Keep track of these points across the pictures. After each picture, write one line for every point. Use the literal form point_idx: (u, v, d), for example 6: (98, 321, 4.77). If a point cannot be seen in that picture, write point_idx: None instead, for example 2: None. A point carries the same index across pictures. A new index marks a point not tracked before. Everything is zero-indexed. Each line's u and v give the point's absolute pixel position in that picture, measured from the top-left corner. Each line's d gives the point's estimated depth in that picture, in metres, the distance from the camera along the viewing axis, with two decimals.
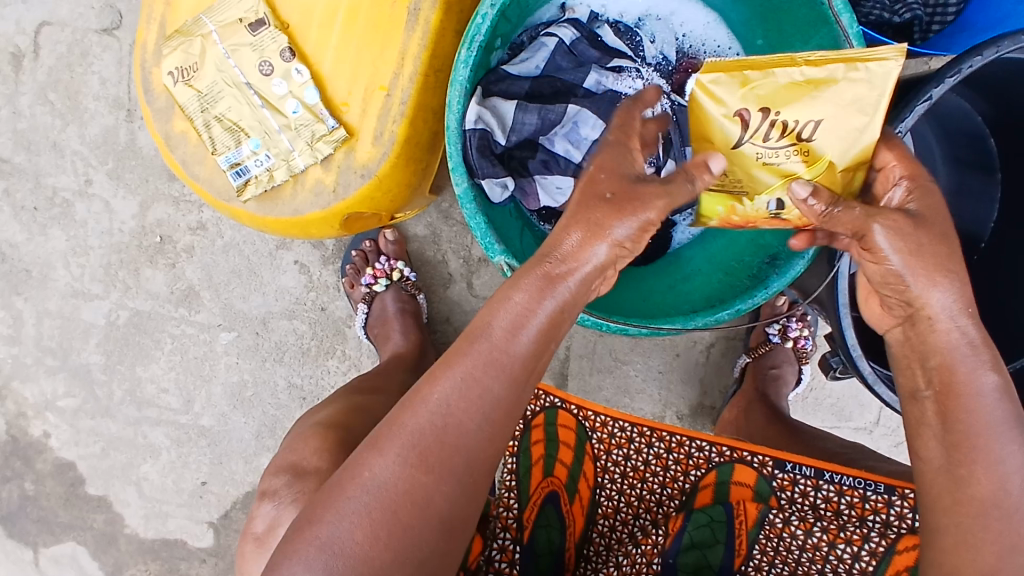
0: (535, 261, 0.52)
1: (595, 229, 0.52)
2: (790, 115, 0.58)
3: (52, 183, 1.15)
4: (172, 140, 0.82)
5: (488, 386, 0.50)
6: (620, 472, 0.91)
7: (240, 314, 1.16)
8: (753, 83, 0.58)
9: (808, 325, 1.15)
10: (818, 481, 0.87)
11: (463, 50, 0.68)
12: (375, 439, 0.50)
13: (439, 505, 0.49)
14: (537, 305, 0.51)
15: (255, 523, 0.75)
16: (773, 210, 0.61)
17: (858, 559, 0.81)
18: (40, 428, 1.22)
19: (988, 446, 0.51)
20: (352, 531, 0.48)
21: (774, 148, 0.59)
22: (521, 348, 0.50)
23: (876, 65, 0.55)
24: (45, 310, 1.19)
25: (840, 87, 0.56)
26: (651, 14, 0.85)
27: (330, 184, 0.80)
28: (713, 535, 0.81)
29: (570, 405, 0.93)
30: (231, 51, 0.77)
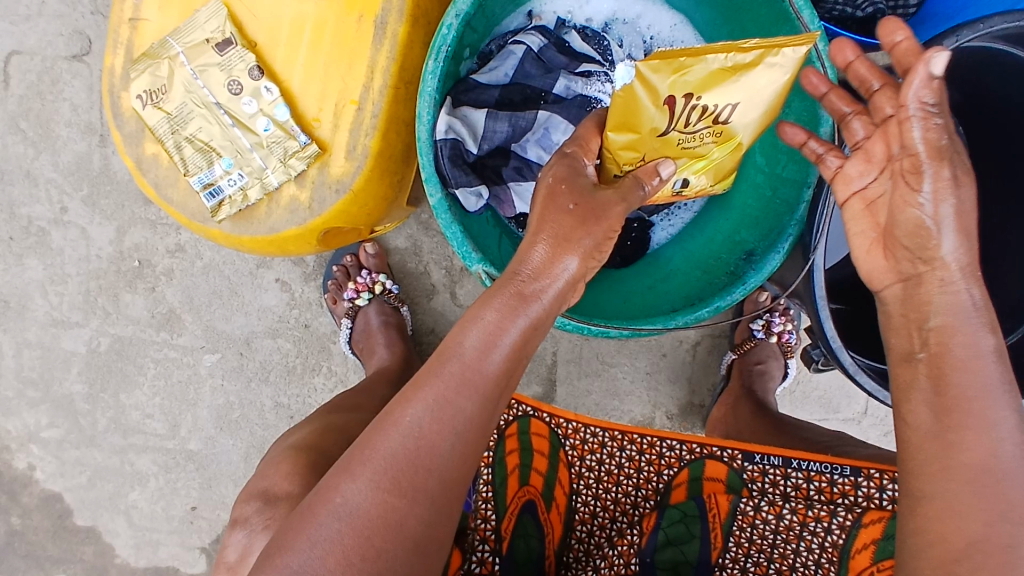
0: (507, 279, 0.53)
1: (562, 240, 0.53)
2: (711, 99, 0.56)
3: (27, 213, 1.14)
4: (144, 163, 0.81)
5: (460, 406, 0.50)
6: (594, 478, 0.92)
7: (223, 335, 1.15)
8: (679, 71, 0.55)
9: (791, 320, 1.15)
10: (787, 469, 0.89)
11: (430, 61, 0.68)
12: (346, 465, 0.50)
13: (413, 528, 0.49)
14: (509, 324, 0.51)
15: (227, 552, 0.74)
16: (679, 187, 0.64)
17: (829, 533, 0.81)
18: (24, 460, 1.20)
19: (979, 410, 0.52)
20: (322, 559, 0.47)
21: (694, 132, 0.59)
22: (492, 366, 0.51)
23: (794, 55, 0.52)
24: (24, 341, 1.18)
25: (761, 76, 0.54)
26: (617, 18, 0.85)
27: (306, 201, 0.79)
28: (687, 530, 0.82)
29: (542, 412, 0.95)
30: (199, 71, 0.77)
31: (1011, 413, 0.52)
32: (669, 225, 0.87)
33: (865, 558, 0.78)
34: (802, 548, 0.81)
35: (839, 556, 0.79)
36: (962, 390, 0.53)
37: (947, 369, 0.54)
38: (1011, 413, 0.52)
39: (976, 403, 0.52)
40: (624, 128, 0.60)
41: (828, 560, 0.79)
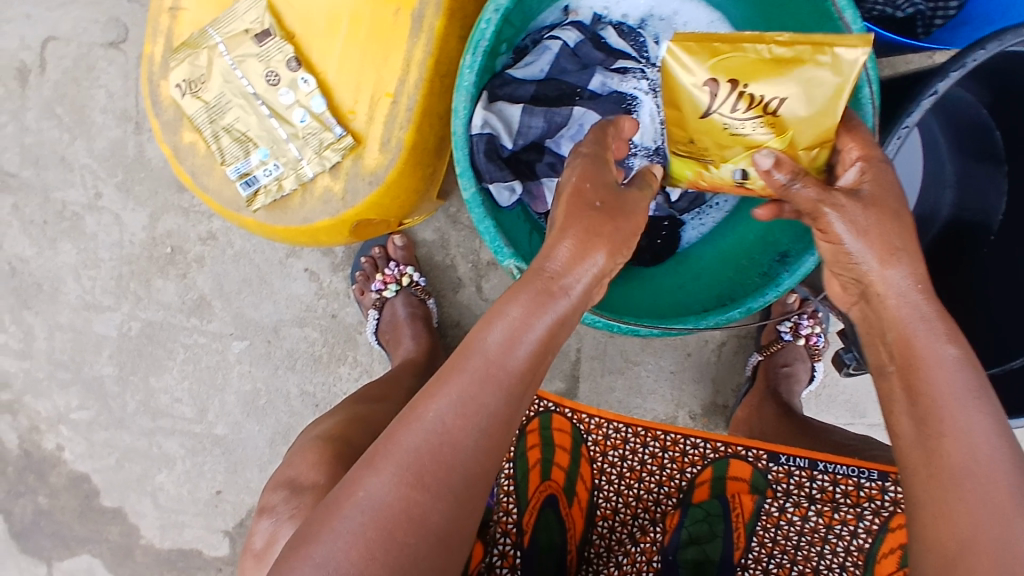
0: (534, 274, 0.53)
1: (588, 238, 0.53)
2: (757, 89, 0.61)
3: (61, 197, 1.16)
4: (180, 151, 0.82)
5: (485, 402, 0.50)
6: (616, 473, 0.92)
7: (252, 322, 1.17)
8: (721, 55, 0.61)
9: (820, 322, 1.14)
10: (813, 471, 0.88)
11: (468, 55, 0.68)
12: (370, 458, 0.51)
13: (437, 522, 0.49)
14: (534, 320, 0.51)
15: (254, 540, 0.75)
16: (738, 178, 0.67)
17: (855, 536, 0.82)
18: (53, 441, 1.23)
19: (951, 414, 0.52)
20: (346, 552, 0.48)
21: (741, 120, 0.63)
22: (517, 361, 0.51)
23: (839, 52, 0.57)
24: (56, 324, 1.20)
25: (805, 71, 0.59)
26: (654, 14, 0.84)
27: (339, 192, 0.80)
28: (710, 529, 0.83)
29: (564, 407, 0.95)
30: (238, 62, 0.78)
31: (984, 418, 0.52)
32: (700, 224, 0.87)
33: (891, 563, 0.79)
34: (827, 551, 0.81)
35: (864, 558, 0.81)
36: (932, 398, 0.53)
37: (919, 374, 0.54)
38: (986, 417, 0.52)
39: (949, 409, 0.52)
40: (670, 107, 0.66)
41: (853, 563, 0.80)
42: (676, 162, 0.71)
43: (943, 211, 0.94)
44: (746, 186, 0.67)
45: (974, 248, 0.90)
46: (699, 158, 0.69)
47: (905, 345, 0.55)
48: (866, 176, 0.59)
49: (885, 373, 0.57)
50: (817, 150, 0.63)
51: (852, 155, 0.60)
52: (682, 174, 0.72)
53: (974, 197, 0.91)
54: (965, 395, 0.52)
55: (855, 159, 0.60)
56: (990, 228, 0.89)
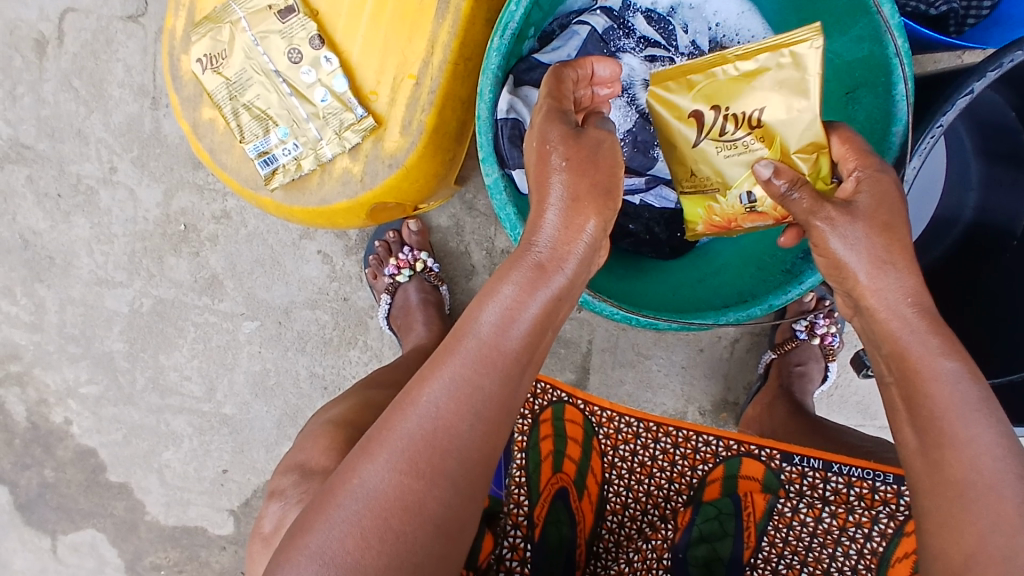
0: (524, 253, 0.52)
1: (574, 204, 0.52)
2: (738, 107, 0.65)
3: (76, 170, 1.16)
4: (200, 128, 0.81)
5: (480, 385, 0.49)
6: (627, 468, 0.91)
7: (263, 303, 1.16)
8: (697, 85, 0.66)
9: (836, 322, 1.12)
10: (827, 473, 0.87)
11: (496, 38, 0.66)
12: (365, 446, 0.50)
13: (433, 510, 0.48)
14: (528, 298, 0.50)
15: (263, 523, 0.75)
16: (746, 203, 0.66)
17: (870, 539, 0.81)
18: (61, 415, 1.23)
19: (949, 428, 0.50)
20: (342, 540, 0.47)
21: (732, 141, 0.66)
22: (512, 342, 0.50)
23: (796, 47, 0.61)
24: (68, 298, 1.20)
25: (773, 75, 0.63)
26: (683, 3, 0.82)
27: (358, 174, 0.79)
28: (721, 527, 0.83)
29: (577, 399, 0.94)
30: (260, 38, 0.76)
31: (985, 429, 0.49)
32: None
33: (905, 567, 0.78)
34: (839, 553, 0.81)
35: (878, 561, 0.80)
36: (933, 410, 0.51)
37: (923, 386, 0.52)
38: (985, 428, 0.49)
39: (956, 419, 0.50)
40: (667, 145, 0.70)
41: (865, 566, 0.80)
42: (687, 202, 0.71)
43: (967, 212, 0.91)
44: (757, 210, 0.66)
45: (995, 255, 0.87)
46: (704, 190, 0.69)
47: (900, 358, 0.53)
48: (862, 185, 0.57)
49: (885, 384, 0.56)
50: (817, 156, 0.62)
51: (849, 168, 0.59)
52: (695, 215, 0.71)
53: (997, 202, 0.88)
54: (964, 407, 0.50)
55: (853, 170, 0.59)
56: (1014, 232, 0.86)
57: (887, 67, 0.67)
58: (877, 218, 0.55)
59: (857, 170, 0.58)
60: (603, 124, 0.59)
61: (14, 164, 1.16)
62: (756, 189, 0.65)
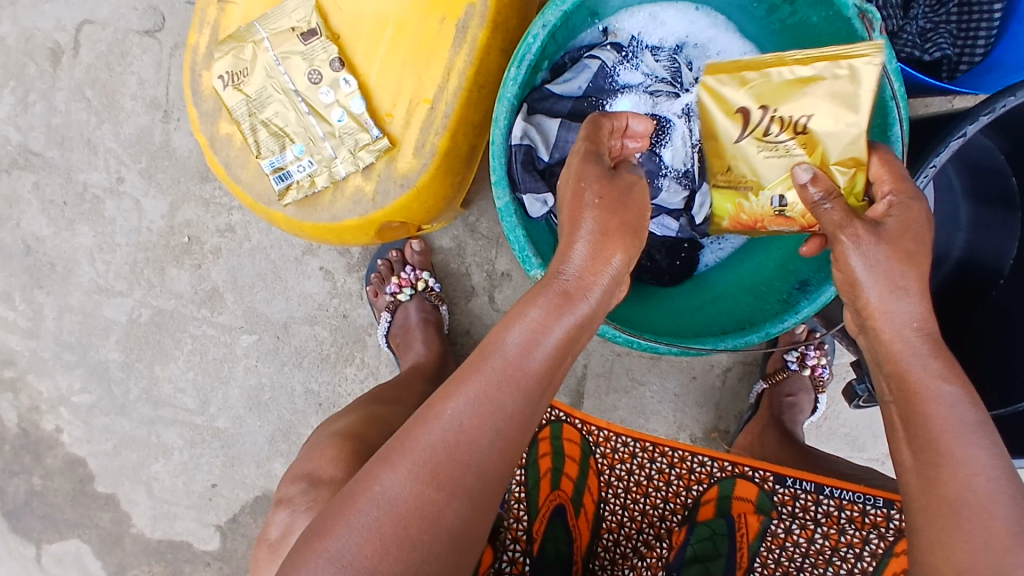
0: (551, 280, 0.54)
1: (601, 237, 0.55)
2: (786, 111, 0.66)
3: (83, 179, 1.17)
4: (216, 142, 0.83)
5: (502, 403, 0.51)
6: (623, 488, 0.93)
7: (262, 317, 1.17)
8: (750, 82, 0.67)
9: (825, 354, 1.15)
10: (818, 496, 0.88)
11: (513, 68, 0.69)
12: (386, 454, 0.51)
13: (449, 521, 0.49)
14: (553, 322, 0.52)
15: (270, 530, 0.75)
16: (777, 206, 0.69)
17: (860, 559, 0.85)
18: (52, 422, 1.23)
19: (945, 448, 0.52)
20: (360, 545, 0.48)
21: (774, 143, 0.67)
22: (535, 363, 0.51)
23: (855, 61, 0.62)
24: (66, 305, 1.20)
25: (827, 84, 0.63)
26: (688, 41, 0.85)
27: (370, 193, 0.81)
28: (714, 548, 0.85)
29: (575, 418, 0.95)
30: (282, 58, 0.79)
31: (981, 450, 0.51)
32: (718, 250, 0.89)
33: None
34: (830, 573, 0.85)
35: None
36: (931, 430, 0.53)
37: (925, 409, 0.53)
38: (981, 449, 0.52)
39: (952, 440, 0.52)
40: (710, 138, 0.72)
41: None
42: (718, 195, 0.74)
43: (955, 251, 0.94)
44: (786, 214, 0.69)
45: (982, 297, 0.91)
46: (738, 188, 0.71)
47: (902, 379, 0.55)
48: (892, 209, 0.59)
49: (885, 404, 0.58)
50: (854, 172, 0.64)
51: (883, 191, 0.61)
52: (723, 210, 0.74)
53: (990, 241, 0.92)
54: (962, 428, 0.52)
55: (886, 194, 0.61)
56: (1000, 272, 0.91)
57: (881, 110, 0.70)
58: (898, 245, 0.56)
59: (891, 194, 0.60)
60: (633, 169, 0.62)
61: (22, 170, 1.18)
62: (789, 194, 0.67)
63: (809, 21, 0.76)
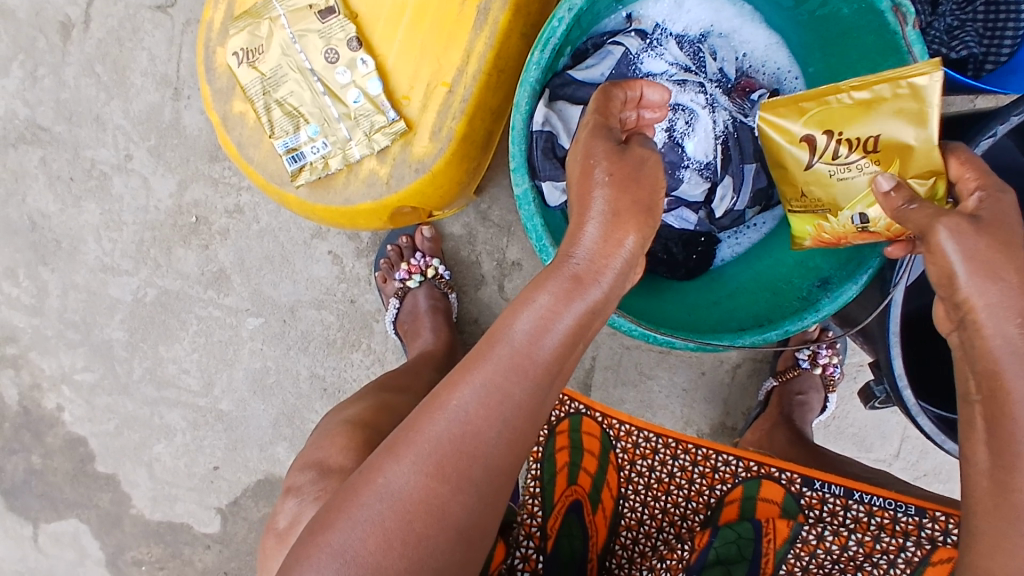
0: (561, 264, 0.53)
1: (613, 220, 0.53)
2: (852, 133, 0.66)
3: (91, 155, 1.15)
4: (229, 121, 0.81)
5: (510, 392, 0.49)
6: (643, 483, 0.94)
7: (269, 301, 1.16)
8: (809, 112, 0.68)
9: (838, 353, 1.13)
10: (847, 500, 0.90)
11: (536, 52, 0.67)
12: (392, 445, 0.50)
13: (456, 514, 0.48)
14: (563, 309, 0.50)
15: (278, 519, 0.74)
16: (858, 224, 0.68)
17: (894, 565, 0.82)
18: (54, 401, 1.22)
19: None
20: (363, 540, 0.47)
21: (846, 163, 0.68)
22: (545, 352, 0.50)
23: (916, 79, 0.62)
24: (71, 283, 1.19)
25: (891, 104, 0.64)
26: (714, 30, 0.84)
27: (384, 176, 0.80)
28: (739, 551, 0.82)
29: (595, 412, 0.97)
30: (299, 36, 0.77)
31: None
32: (736, 243, 0.88)
33: None
34: None
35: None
36: None
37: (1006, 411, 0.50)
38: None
39: None
40: (779, 167, 0.73)
41: None
42: (798, 218, 0.74)
43: None
44: (869, 230, 0.67)
45: None
46: (816, 211, 0.72)
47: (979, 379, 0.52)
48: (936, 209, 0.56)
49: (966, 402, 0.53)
50: (934, 180, 0.63)
51: (969, 187, 0.59)
52: (803, 231, 0.74)
53: None
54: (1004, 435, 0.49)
55: (974, 190, 0.59)
56: None
57: None
58: (998, 235, 0.53)
59: (977, 188, 0.58)
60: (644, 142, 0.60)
61: (28, 145, 1.16)
62: (870, 211, 0.66)
63: (840, 13, 0.74)
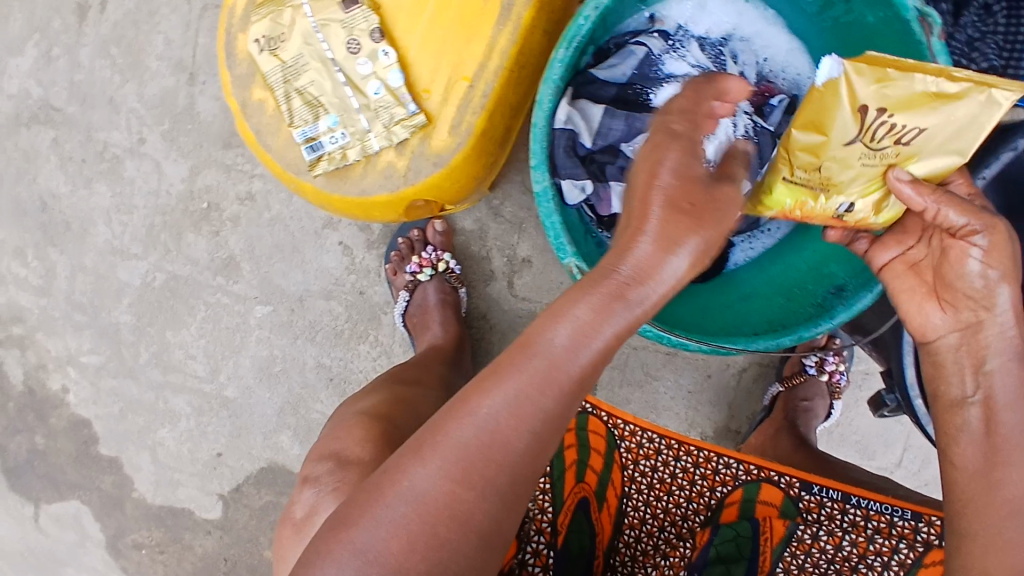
0: (605, 277, 0.52)
1: (667, 239, 0.52)
2: (902, 120, 0.60)
3: (103, 138, 1.15)
4: (248, 108, 0.80)
5: (542, 404, 0.50)
6: (646, 483, 0.93)
7: (278, 289, 1.16)
8: (880, 81, 0.59)
9: (844, 360, 1.14)
10: (845, 504, 0.88)
11: (560, 50, 0.67)
12: (417, 447, 0.50)
13: (479, 520, 0.48)
14: (603, 324, 0.50)
15: (295, 510, 0.75)
16: (841, 211, 0.65)
17: (887, 568, 0.84)
18: (59, 382, 1.22)
19: None
20: (386, 541, 0.48)
21: (875, 149, 0.61)
22: (578, 365, 0.50)
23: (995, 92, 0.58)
24: (80, 265, 1.18)
25: (961, 106, 0.58)
26: (736, 32, 0.84)
27: (401, 169, 0.80)
28: (737, 550, 0.84)
29: (601, 411, 0.96)
30: (321, 25, 0.77)
31: None
32: (749, 248, 0.88)
33: None
34: None
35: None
36: None
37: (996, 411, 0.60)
38: None
39: None
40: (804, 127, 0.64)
41: None
42: (780, 188, 0.66)
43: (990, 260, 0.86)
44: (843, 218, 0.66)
45: None
46: (808, 186, 0.65)
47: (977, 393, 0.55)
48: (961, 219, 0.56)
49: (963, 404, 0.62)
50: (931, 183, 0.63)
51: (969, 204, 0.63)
52: (779, 203, 0.67)
53: None
54: None
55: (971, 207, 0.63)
56: None
57: None
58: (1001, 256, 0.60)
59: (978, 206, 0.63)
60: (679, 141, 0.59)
61: (42, 125, 1.16)
62: (860, 203, 0.65)
63: (864, 21, 0.74)
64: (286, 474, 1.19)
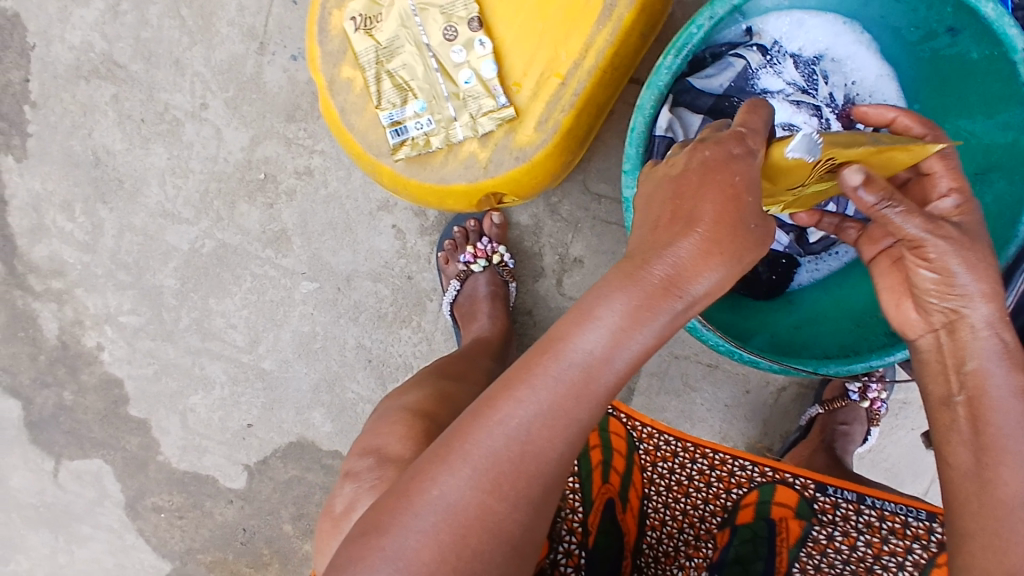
0: (643, 271, 0.49)
1: (714, 243, 0.49)
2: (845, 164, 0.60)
3: (165, 99, 1.14)
4: (336, 85, 0.80)
5: (575, 415, 0.49)
6: (665, 485, 0.92)
7: (327, 267, 1.15)
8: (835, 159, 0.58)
9: (886, 388, 1.12)
10: (860, 506, 0.89)
11: (669, 56, 0.67)
12: (445, 454, 0.49)
13: (512, 530, 0.49)
14: (638, 330, 0.48)
15: (334, 504, 0.74)
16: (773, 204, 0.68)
17: (903, 568, 0.84)
18: (95, 339, 1.21)
19: None
20: (417, 551, 0.47)
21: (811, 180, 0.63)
22: (610, 374, 0.49)
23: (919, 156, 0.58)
24: (128, 225, 1.18)
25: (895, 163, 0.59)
26: (828, 54, 0.83)
27: (483, 160, 0.79)
28: (755, 550, 0.85)
29: (621, 412, 0.96)
30: (420, 10, 0.77)
31: None
32: (815, 269, 0.88)
33: None
34: None
35: None
36: None
37: (983, 411, 0.58)
38: None
39: None
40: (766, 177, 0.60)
41: None
42: None
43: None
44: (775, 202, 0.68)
45: None
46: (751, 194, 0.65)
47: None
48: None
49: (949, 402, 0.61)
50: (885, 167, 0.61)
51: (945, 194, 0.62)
52: None
53: None
54: None
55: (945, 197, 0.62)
56: None
57: None
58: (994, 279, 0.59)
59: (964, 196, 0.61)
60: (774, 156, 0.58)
61: (103, 80, 1.15)
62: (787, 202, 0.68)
63: (967, 57, 0.73)
64: (315, 451, 1.19)
